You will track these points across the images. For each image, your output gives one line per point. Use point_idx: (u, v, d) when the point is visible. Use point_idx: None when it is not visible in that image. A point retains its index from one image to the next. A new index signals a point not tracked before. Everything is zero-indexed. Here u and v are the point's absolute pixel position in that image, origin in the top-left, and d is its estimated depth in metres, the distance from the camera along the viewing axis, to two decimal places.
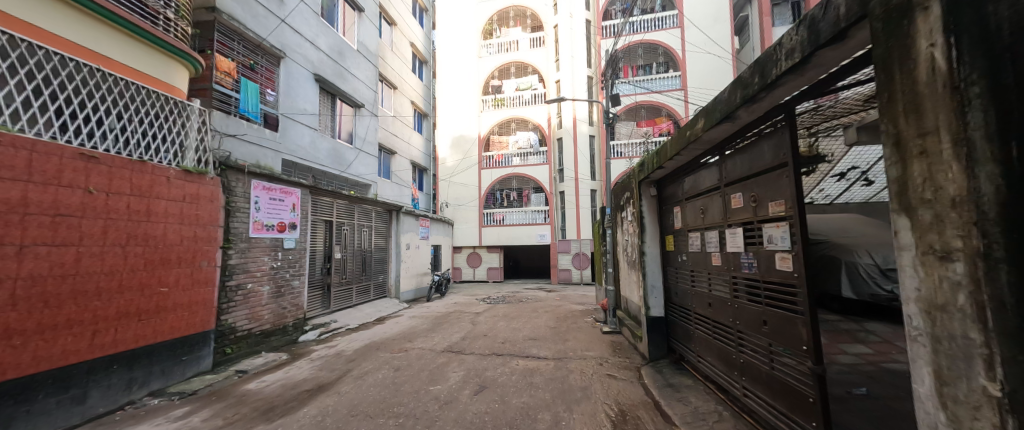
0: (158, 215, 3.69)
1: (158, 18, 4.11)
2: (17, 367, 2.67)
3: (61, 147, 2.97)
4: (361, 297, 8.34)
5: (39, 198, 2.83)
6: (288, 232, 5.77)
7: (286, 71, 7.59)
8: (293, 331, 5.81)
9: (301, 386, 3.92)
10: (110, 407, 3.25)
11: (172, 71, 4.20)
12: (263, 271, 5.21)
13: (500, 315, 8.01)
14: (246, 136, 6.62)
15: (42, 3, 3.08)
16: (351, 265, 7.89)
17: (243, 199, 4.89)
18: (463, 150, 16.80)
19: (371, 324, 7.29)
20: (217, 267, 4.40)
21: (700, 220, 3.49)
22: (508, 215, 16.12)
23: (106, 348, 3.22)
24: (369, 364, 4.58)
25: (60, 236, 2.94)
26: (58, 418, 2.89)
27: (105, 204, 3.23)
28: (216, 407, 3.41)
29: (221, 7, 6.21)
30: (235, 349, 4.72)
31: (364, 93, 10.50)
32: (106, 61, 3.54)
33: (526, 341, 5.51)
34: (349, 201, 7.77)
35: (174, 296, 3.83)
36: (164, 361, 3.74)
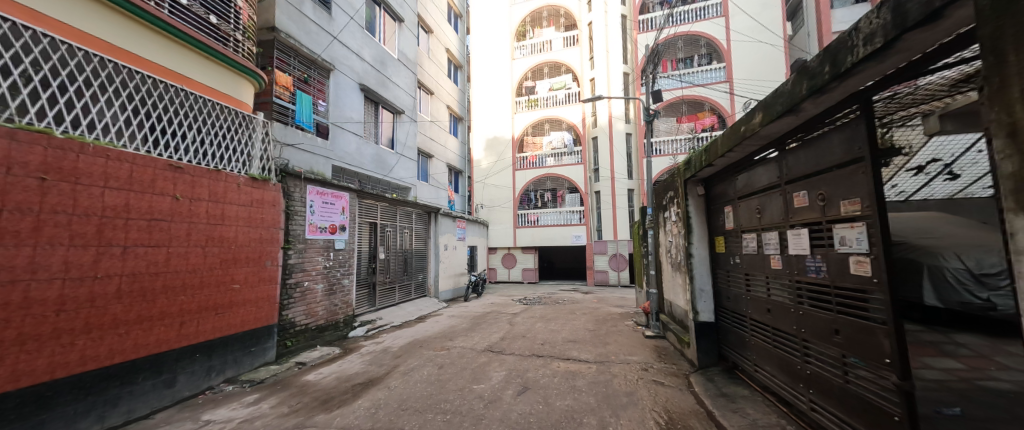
0: (231, 218, 4.09)
1: (229, 40, 4.58)
2: (122, 353, 3.07)
3: (155, 161, 3.38)
4: (403, 296, 8.68)
5: (138, 205, 3.23)
6: (339, 233, 6.15)
7: (334, 82, 8.11)
8: (343, 327, 6.18)
9: (354, 379, 4.17)
10: (192, 391, 3.66)
11: (241, 87, 4.67)
12: (317, 270, 5.60)
13: (536, 316, 7.99)
14: (302, 145, 7.15)
15: (142, 35, 3.59)
16: (393, 265, 8.26)
17: (300, 203, 5.29)
18: (497, 152, 16.97)
19: (412, 322, 7.58)
20: (278, 266, 4.79)
21: (756, 220, 3.27)
22: (542, 216, 16.04)
23: (189, 338, 3.63)
24: (413, 361, 4.77)
25: (154, 238, 3.33)
26: (152, 399, 3.30)
27: (188, 209, 3.64)
28: (281, 396, 3.72)
29: (279, 26, 6.76)
30: (295, 342, 5.12)
31: (404, 100, 10.98)
32: (189, 81, 4.01)
33: (565, 344, 5.45)
34: (391, 203, 8.14)
35: (244, 293, 4.23)
36: (236, 351, 4.14)
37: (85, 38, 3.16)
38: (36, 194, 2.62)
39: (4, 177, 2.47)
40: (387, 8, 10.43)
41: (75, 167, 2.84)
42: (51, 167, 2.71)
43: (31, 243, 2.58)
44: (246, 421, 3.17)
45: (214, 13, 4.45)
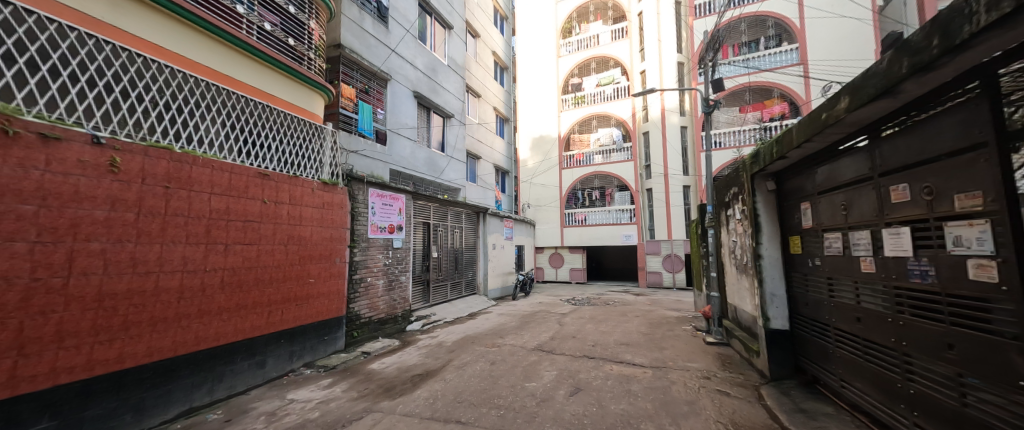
0: (307, 219, 4.55)
1: (303, 59, 5.08)
2: (226, 336, 3.56)
3: (248, 170, 3.85)
4: (454, 293, 9.00)
5: (236, 208, 3.71)
6: (397, 233, 6.53)
7: (391, 91, 8.64)
8: (402, 320, 6.56)
9: (413, 370, 4.43)
10: (277, 372, 4.13)
11: (313, 100, 5.15)
12: (378, 267, 6.01)
13: (585, 317, 7.84)
14: (364, 151, 7.72)
15: (238, 61, 4.10)
16: (445, 263, 8.60)
17: (363, 205, 5.72)
18: (544, 151, 16.89)
19: (463, 319, 7.84)
20: (346, 262, 5.22)
21: (842, 218, 2.92)
22: (591, 215, 15.66)
23: (275, 325, 4.10)
24: (467, 356, 4.94)
25: (248, 237, 3.80)
26: (247, 377, 3.78)
27: (273, 212, 4.10)
28: (350, 382, 4.06)
29: (343, 42, 7.34)
30: (360, 333, 5.55)
31: (453, 104, 11.37)
32: (273, 98, 4.49)
33: (617, 346, 5.29)
34: (443, 204, 8.47)
35: (318, 286, 4.68)
36: (312, 339, 4.60)
37: (195, 66, 3.67)
38: (163, 200, 3.10)
39: (139, 187, 2.94)
40: (437, 16, 10.86)
41: (190, 176, 3.32)
42: (174, 177, 3.19)
43: (159, 241, 3.05)
44: (323, 402, 3.51)
45: (292, 36, 4.94)
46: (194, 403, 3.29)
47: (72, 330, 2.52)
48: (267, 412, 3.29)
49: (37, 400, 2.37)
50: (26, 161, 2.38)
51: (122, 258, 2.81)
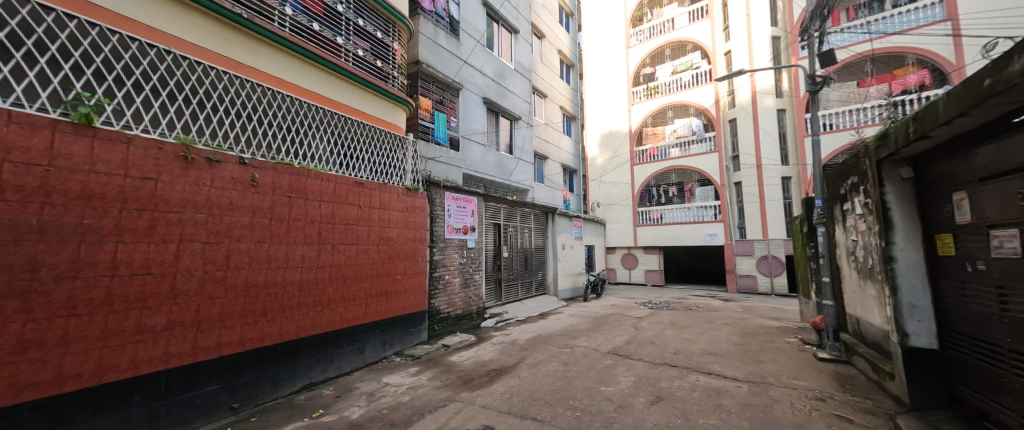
0: (394, 222, 5.04)
1: (388, 78, 5.61)
2: (333, 324, 4.10)
3: (348, 180, 4.40)
4: (525, 292, 9.15)
5: (340, 213, 4.25)
6: (471, 233, 6.87)
7: (462, 99, 9.12)
8: (477, 317, 6.88)
9: (489, 365, 4.61)
10: (373, 358, 4.65)
11: (397, 115, 5.65)
12: (455, 265, 6.38)
13: (664, 322, 7.38)
14: (440, 158, 8.27)
15: (339, 85, 4.66)
16: (516, 263, 8.79)
17: (440, 208, 6.14)
18: (614, 147, 16.23)
19: (535, 319, 7.94)
20: (427, 261, 5.65)
21: (1019, 211, 2.32)
22: (668, 213, 14.56)
23: (371, 316, 4.61)
24: (539, 355, 5.00)
25: (349, 237, 4.33)
26: (350, 361, 4.31)
27: (368, 215, 4.62)
28: (434, 371, 4.39)
29: (420, 58, 7.96)
30: (440, 327, 5.97)
31: (520, 106, 11.58)
32: (366, 115, 5.05)
33: (702, 356, 4.88)
34: (513, 205, 8.69)
35: (404, 282, 5.15)
36: (401, 330, 5.08)
37: (307, 93, 4.28)
38: (287, 207, 3.69)
39: (270, 197, 3.54)
40: (504, 23, 11.17)
41: (307, 187, 3.90)
42: (295, 188, 3.77)
43: (285, 242, 3.64)
44: (412, 388, 3.85)
45: (379, 58, 5.50)
46: (312, 379, 3.87)
47: (230, 313, 3.15)
48: (367, 392, 3.72)
49: (208, 367, 3.02)
50: (199, 180, 3.01)
51: (261, 256, 3.42)
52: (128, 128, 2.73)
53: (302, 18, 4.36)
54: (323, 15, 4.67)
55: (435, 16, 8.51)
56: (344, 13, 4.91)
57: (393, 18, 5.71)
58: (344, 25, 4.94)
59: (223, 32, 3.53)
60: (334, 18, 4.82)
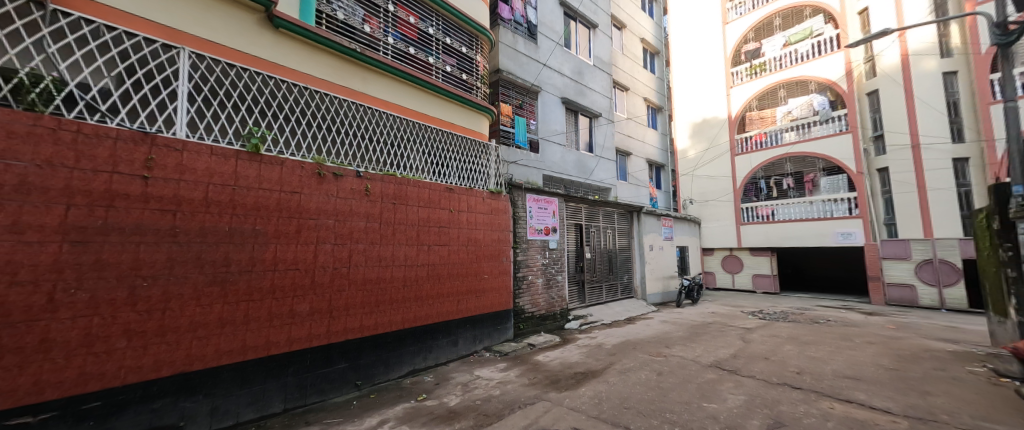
0: (480, 224, 5.33)
1: (472, 89, 5.97)
2: (431, 317, 4.52)
3: (441, 187, 4.81)
4: (610, 295, 8.85)
5: (434, 217, 4.66)
6: (552, 234, 6.89)
7: (542, 101, 9.24)
8: (561, 318, 6.88)
9: (576, 367, 4.57)
10: (465, 352, 4.98)
11: (480, 122, 5.97)
12: (537, 266, 6.48)
13: (779, 335, 6.42)
14: (521, 161, 8.49)
15: (430, 100, 5.11)
16: (599, 264, 8.56)
17: (523, 210, 6.30)
18: (708, 137, 14.66)
19: (622, 323, 7.61)
20: (511, 261, 5.86)
21: None
22: (781, 208, 12.57)
23: (462, 312, 4.95)
24: (629, 361, 4.78)
25: (441, 239, 4.72)
26: (445, 353, 4.70)
27: (457, 219, 4.97)
28: (521, 368, 4.53)
29: (501, 66, 8.28)
30: (525, 325, 6.13)
31: (600, 102, 11.24)
32: (453, 125, 5.45)
33: (835, 380, 4.11)
34: (595, 205, 8.49)
35: (491, 281, 5.41)
36: (488, 327, 5.34)
37: (406, 111, 4.78)
38: (392, 212, 4.18)
39: (380, 204, 4.06)
40: (583, 19, 11.00)
41: (408, 194, 4.37)
42: (398, 195, 4.26)
43: (392, 242, 4.13)
44: (502, 382, 4.04)
45: (464, 71, 5.90)
46: (415, 366, 4.31)
47: (353, 303, 3.70)
48: (462, 383, 4.01)
49: (339, 348, 3.60)
50: (328, 191, 3.60)
51: (373, 255, 3.93)
52: (281, 152, 3.41)
53: (401, 45, 4.92)
54: (417, 39, 5.19)
55: (514, 24, 8.79)
56: (434, 34, 5.38)
57: (475, 32, 6.08)
58: (435, 46, 5.42)
59: (345, 65, 4.14)
60: (427, 40, 5.31)
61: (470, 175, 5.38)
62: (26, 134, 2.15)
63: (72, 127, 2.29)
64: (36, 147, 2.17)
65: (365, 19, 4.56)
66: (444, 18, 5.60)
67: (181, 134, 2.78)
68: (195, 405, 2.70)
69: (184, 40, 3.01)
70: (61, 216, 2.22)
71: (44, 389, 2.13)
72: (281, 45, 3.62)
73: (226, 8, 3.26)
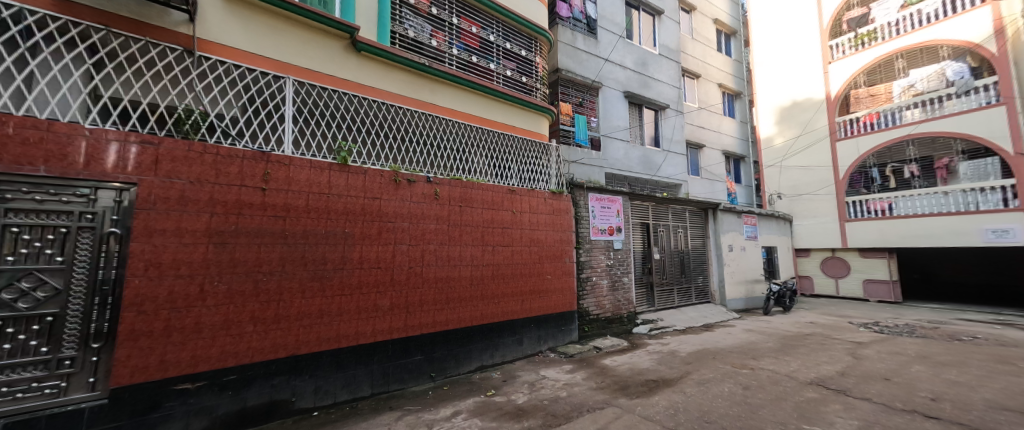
0: (542, 224, 5.35)
1: (532, 90, 6.02)
2: (496, 316, 4.65)
3: (504, 189, 4.93)
4: (683, 299, 8.28)
5: (497, 218, 4.79)
6: (617, 234, 6.66)
7: (603, 97, 8.98)
8: (628, 322, 6.62)
9: (647, 374, 4.36)
10: (531, 351, 5.05)
11: (540, 123, 5.99)
12: (602, 267, 6.30)
13: (902, 353, 5.41)
14: (582, 160, 8.36)
15: (492, 105, 5.26)
16: (670, 266, 8.06)
17: (585, 210, 6.19)
18: (801, 122, 12.87)
19: (699, 330, 7.06)
20: (574, 262, 5.79)
21: None
22: (902, 201, 10.57)
23: (526, 312, 5.01)
24: (707, 372, 4.43)
25: (504, 239, 4.83)
26: (510, 351, 4.80)
27: (519, 220, 5.05)
28: (588, 372, 4.45)
29: (560, 65, 8.24)
30: (590, 328, 6.01)
31: (668, 93, 10.58)
32: (514, 128, 5.56)
33: (988, 411, 3.34)
34: (663, 203, 8.01)
35: (554, 281, 5.40)
36: (551, 328, 5.34)
37: (470, 117, 4.98)
38: (459, 214, 4.39)
39: (448, 206, 4.29)
40: (646, 7, 10.45)
41: (473, 196, 4.56)
42: (464, 198, 4.46)
43: (459, 243, 4.35)
44: (569, 385, 4.00)
45: (524, 74, 5.99)
46: (483, 362, 4.49)
47: (426, 300, 3.97)
48: (528, 382, 4.07)
49: (416, 341, 3.89)
50: (403, 196, 3.90)
51: (443, 255, 4.17)
52: (363, 162, 3.78)
53: (465, 55, 5.16)
54: (479, 47, 5.39)
55: (572, 21, 8.69)
56: (495, 41, 5.54)
57: (534, 34, 6.13)
58: (496, 52, 5.58)
59: (416, 79, 4.46)
60: (488, 47, 5.49)
61: (531, 176, 5.43)
62: (183, 158, 2.68)
63: (213, 151, 2.80)
64: (189, 167, 2.69)
65: (432, 34, 4.88)
66: (504, 24, 5.75)
67: (287, 151, 3.23)
68: (302, 384, 3.12)
69: (289, 70, 3.52)
70: (207, 223, 2.72)
71: (198, 362, 2.65)
72: (363, 66, 4.03)
73: (320, 39, 3.74)
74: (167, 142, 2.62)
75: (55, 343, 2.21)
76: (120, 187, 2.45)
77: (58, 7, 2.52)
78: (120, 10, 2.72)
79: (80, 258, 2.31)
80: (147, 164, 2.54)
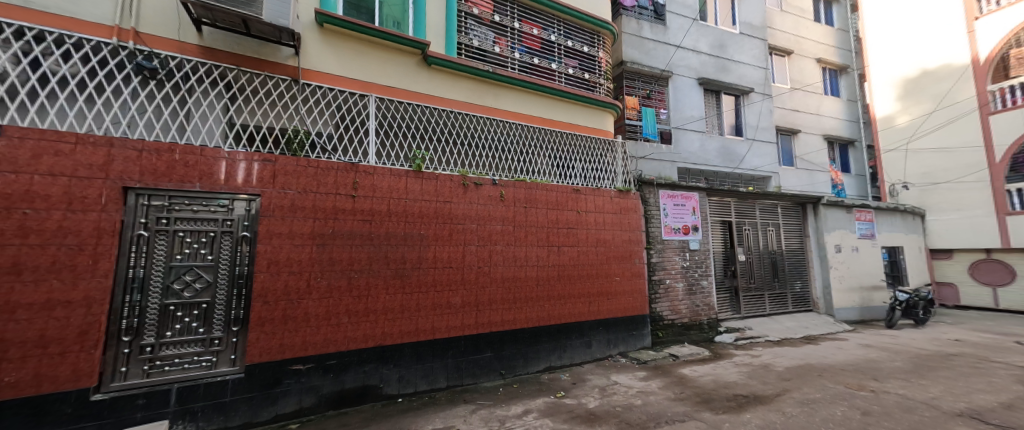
0: (609, 224, 5.18)
1: (595, 86, 5.86)
2: (563, 317, 4.61)
3: (569, 189, 4.87)
4: (776, 307, 7.37)
5: (562, 219, 4.76)
6: (693, 234, 6.17)
7: (674, 87, 8.40)
8: (709, 329, 6.09)
9: (735, 388, 3.96)
10: (600, 354, 4.92)
11: (605, 119, 5.80)
12: (676, 269, 5.89)
13: None
14: (651, 155, 7.90)
15: (554, 104, 5.23)
16: (758, 269, 7.23)
17: (656, 208, 5.85)
18: (935, 94, 10.52)
19: (798, 342, 6.20)
20: (645, 263, 5.50)
21: None
22: None
23: (594, 314, 4.89)
24: (812, 391, 3.87)
25: (569, 240, 4.77)
26: (579, 354, 4.72)
27: (585, 220, 4.95)
28: (664, 381, 4.18)
29: (625, 58, 7.91)
30: (665, 334, 5.65)
31: (751, 76, 9.50)
32: (578, 127, 5.47)
33: None
34: (748, 198, 7.21)
35: (623, 284, 5.19)
36: (622, 331, 5.13)
37: (534, 118, 5.02)
38: (525, 215, 4.46)
39: (513, 208, 4.38)
40: None
41: (538, 197, 4.59)
42: (529, 199, 4.51)
43: (525, 244, 4.40)
44: (644, 393, 3.81)
45: (587, 70, 5.86)
46: (552, 363, 4.49)
47: (495, 299, 4.10)
48: (599, 386, 3.97)
49: (487, 338, 4.03)
50: (472, 199, 4.08)
51: (509, 255, 4.26)
52: (435, 168, 4.04)
53: (527, 57, 5.22)
54: (541, 49, 5.41)
55: (638, 10, 8.30)
56: (556, 41, 5.52)
57: (597, 28, 5.96)
58: (558, 51, 5.55)
59: (481, 86, 4.64)
60: (550, 48, 5.48)
61: (595, 174, 5.28)
62: (293, 172, 3.12)
63: (315, 164, 3.22)
64: (297, 180, 3.13)
65: (496, 41, 5.02)
66: (565, 23, 5.69)
67: (372, 161, 3.57)
68: (388, 372, 3.43)
69: (372, 88, 3.91)
70: (310, 227, 3.14)
71: (307, 347, 3.07)
72: (434, 78, 4.32)
73: (396, 57, 4.09)
74: (281, 159, 3.08)
75: (207, 324, 2.75)
76: (247, 198, 2.95)
77: (204, 55, 3.14)
78: (246, 51, 3.28)
79: (223, 257, 2.84)
80: (267, 178, 3.02)
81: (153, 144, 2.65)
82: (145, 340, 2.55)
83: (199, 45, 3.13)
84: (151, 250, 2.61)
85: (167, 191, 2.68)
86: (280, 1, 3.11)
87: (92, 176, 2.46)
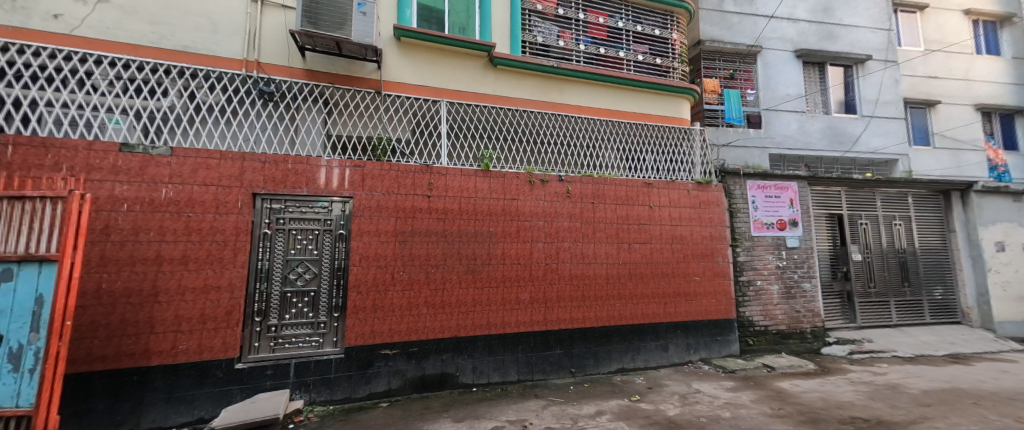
0: (686, 219, 4.78)
1: (668, 72, 5.46)
2: (635, 318, 4.40)
3: (641, 182, 4.61)
4: (906, 316, 6.13)
5: (634, 215, 4.52)
6: (790, 229, 5.42)
7: (764, 63, 7.44)
8: (813, 339, 5.30)
9: (851, 410, 3.38)
10: (678, 359, 4.59)
11: (680, 106, 5.36)
12: (770, 270, 5.22)
13: None
14: (736, 142, 7.10)
15: (622, 94, 4.99)
16: (880, 271, 6.09)
17: (742, 201, 5.26)
18: None
19: (940, 361, 5.06)
20: (730, 262, 4.98)
21: None
22: None
23: (670, 316, 4.57)
24: (962, 421, 3.14)
25: (641, 237, 4.53)
26: (654, 357, 4.46)
27: (659, 215, 4.64)
28: (757, 394, 3.75)
29: (703, 37, 7.23)
30: (757, 342, 5.06)
31: (867, 40, 7.99)
32: (650, 116, 5.13)
33: None
34: (865, 186, 6.10)
35: (704, 285, 4.76)
36: (704, 335, 4.73)
37: (601, 111, 4.85)
38: (593, 211, 4.34)
39: (581, 204, 4.29)
40: None
41: (607, 192, 4.43)
42: (597, 195, 4.38)
43: (593, 240, 4.29)
44: (733, 405, 3.46)
45: (658, 55, 5.48)
46: (624, 364, 4.31)
47: (563, 296, 4.07)
48: (678, 393, 3.71)
49: (556, 335, 4.03)
50: (539, 195, 4.10)
51: (577, 252, 4.20)
52: (503, 167, 4.12)
53: (592, 48, 5.06)
54: (608, 37, 5.19)
55: None
56: (624, 27, 5.25)
57: (670, 8, 5.53)
58: (626, 38, 5.28)
59: (547, 82, 4.63)
60: (617, 35, 5.23)
61: (669, 166, 4.91)
62: (378, 176, 3.45)
63: (396, 168, 3.52)
64: (382, 182, 3.46)
65: (560, 35, 4.95)
66: (634, 7, 5.38)
67: (445, 162, 3.78)
68: (464, 362, 3.63)
69: (444, 94, 4.15)
70: (393, 226, 3.45)
71: (394, 334, 3.39)
72: (500, 78, 4.43)
73: (465, 62, 4.27)
74: (368, 165, 3.42)
75: (315, 310, 3.18)
76: (342, 201, 3.34)
77: (308, 76, 3.62)
78: (338, 70, 3.71)
79: (326, 251, 3.25)
80: (357, 182, 3.38)
81: (273, 157, 3.15)
82: (271, 321, 3.05)
83: (303, 69, 3.61)
84: (273, 245, 3.11)
85: (284, 196, 3.17)
86: (365, 21, 3.46)
87: (232, 185, 3.01)
